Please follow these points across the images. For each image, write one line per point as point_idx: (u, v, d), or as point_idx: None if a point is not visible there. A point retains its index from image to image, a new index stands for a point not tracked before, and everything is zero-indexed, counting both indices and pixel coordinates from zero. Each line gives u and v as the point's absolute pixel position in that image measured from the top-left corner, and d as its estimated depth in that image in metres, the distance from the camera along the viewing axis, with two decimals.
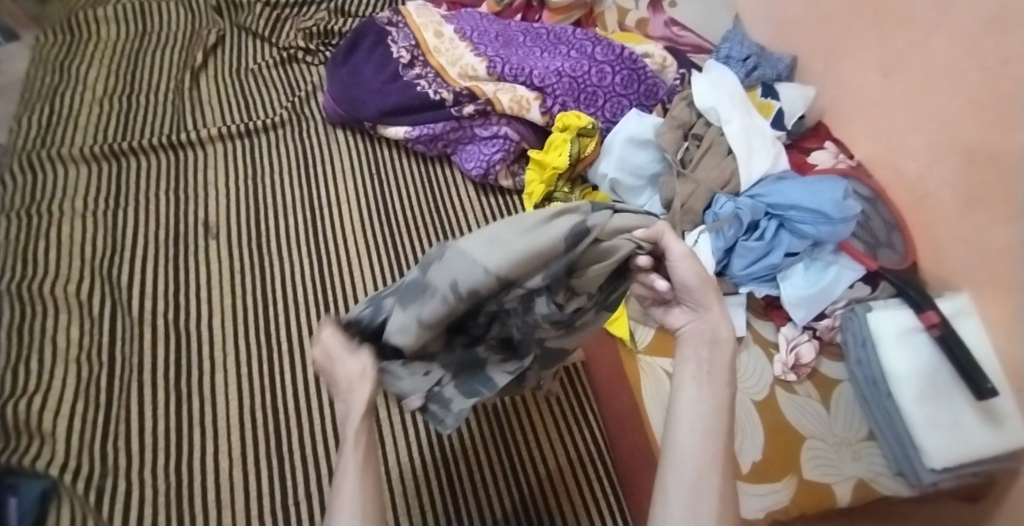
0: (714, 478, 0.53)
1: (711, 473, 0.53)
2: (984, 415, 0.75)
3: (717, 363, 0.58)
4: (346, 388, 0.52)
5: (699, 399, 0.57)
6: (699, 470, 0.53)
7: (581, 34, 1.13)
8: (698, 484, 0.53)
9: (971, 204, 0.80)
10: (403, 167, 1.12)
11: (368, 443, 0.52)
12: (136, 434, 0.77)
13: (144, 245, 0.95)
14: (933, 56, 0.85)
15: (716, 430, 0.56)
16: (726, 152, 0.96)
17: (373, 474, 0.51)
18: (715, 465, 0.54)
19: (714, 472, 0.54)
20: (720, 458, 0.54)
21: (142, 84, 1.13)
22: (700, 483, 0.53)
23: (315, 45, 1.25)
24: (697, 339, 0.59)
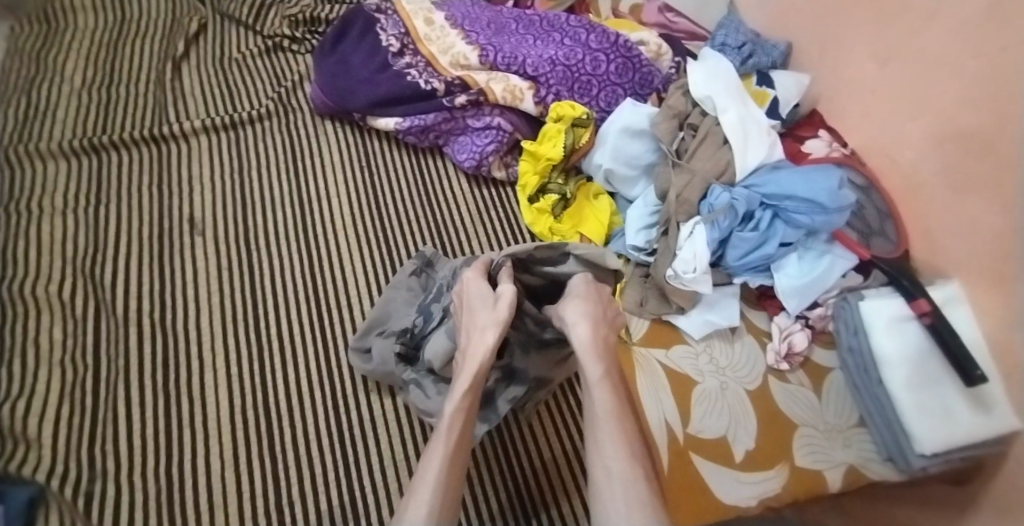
0: (614, 466, 0.68)
1: (613, 462, 0.68)
2: (973, 401, 0.76)
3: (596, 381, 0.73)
4: (467, 362, 0.71)
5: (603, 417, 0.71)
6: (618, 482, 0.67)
7: (575, 21, 1.11)
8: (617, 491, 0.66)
9: (964, 193, 0.80)
10: (394, 159, 1.10)
11: (461, 431, 0.67)
12: (128, 437, 0.77)
13: (129, 243, 0.93)
14: (930, 43, 0.84)
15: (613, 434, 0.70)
16: (723, 141, 0.95)
17: (455, 464, 0.65)
18: (620, 471, 0.67)
19: (620, 471, 0.67)
20: (624, 456, 0.68)
21: (121, 74, 1.09)
22: (615, 481, 0.67)
23: (300, 32, 1.22)
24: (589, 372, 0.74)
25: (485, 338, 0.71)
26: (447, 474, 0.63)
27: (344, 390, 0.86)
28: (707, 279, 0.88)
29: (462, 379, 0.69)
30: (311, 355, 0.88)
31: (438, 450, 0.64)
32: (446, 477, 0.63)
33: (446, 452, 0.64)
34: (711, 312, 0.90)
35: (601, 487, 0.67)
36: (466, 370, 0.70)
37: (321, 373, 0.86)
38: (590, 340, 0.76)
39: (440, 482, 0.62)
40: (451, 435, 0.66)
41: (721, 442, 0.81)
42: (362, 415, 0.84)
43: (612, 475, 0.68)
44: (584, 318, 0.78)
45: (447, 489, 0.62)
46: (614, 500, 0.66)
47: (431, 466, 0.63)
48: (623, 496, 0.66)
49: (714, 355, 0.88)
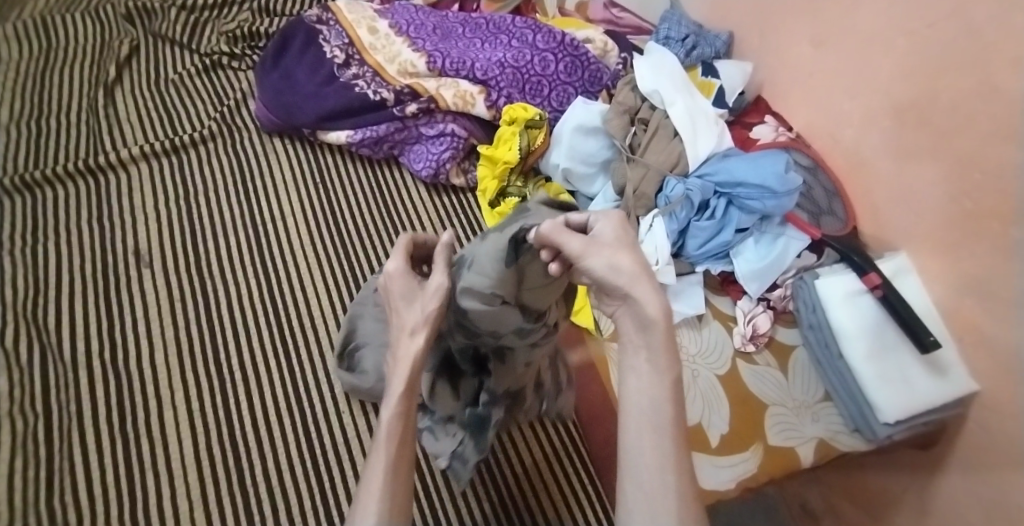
0: (670, 477, 0.51)
1: (669, 463, 0.52)
2: (929, 365, 0.79)
3: (661, 366, 0.54)
4: (398, 364, 0.63)
5: (659, 399, 0.53)
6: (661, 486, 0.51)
7: (520, 22, 1.11)
8: (655, 490, 0.51)
9: (906, 166, 0.83)
10: (348, 172, 1.08)
11: (403, 433, 0.60)
12: (86, 486, 0.72)
13: (72, 282, 0.88)
14: (863, 25, 0.87)
15: (666, 424, 0.53)
16: (674, 134, 0.96)
17: (403, 467, 0.58)
18: (670, 461, 0.52)
19: (668, 464, 0.52)
20: (672, 448, 0.52)
21: (50, 103, 1.04)
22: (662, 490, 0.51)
23: (239, 49, 1.18)
24: (631, 321, 0.55)
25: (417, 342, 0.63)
26: (394, 479, 0.57)
27: (315, 414, 0.84)
28: (672, 270, 0.89)
29: (395, 381, 0.62)
30: (278, 381, 0.85)
31: (380, 456, 0.58)
32: (393, 480, 0.56)
33: (388, 458, 0.58)
34: (677, 303, 0.92)
35: (638, 485, 0.52)
36: (397, 373, 0.62)
37: (290, 399, 0.84)
38: (659, 311, 0.54)
39: (388, 491, 0.55)
40: (393, 440, 0.59)
41: (696, 429, 0.83)
42: (336, 437, 0.82)
43: (663, 484, 0.51)
44: (645, 275, 0.55)
45: (396, 489, 0.56)
46: (654, 509, 0.50)
47: (372, 472, 0.57)
48: (675, 501, 0.50)
49: (683, 344, 0.90)
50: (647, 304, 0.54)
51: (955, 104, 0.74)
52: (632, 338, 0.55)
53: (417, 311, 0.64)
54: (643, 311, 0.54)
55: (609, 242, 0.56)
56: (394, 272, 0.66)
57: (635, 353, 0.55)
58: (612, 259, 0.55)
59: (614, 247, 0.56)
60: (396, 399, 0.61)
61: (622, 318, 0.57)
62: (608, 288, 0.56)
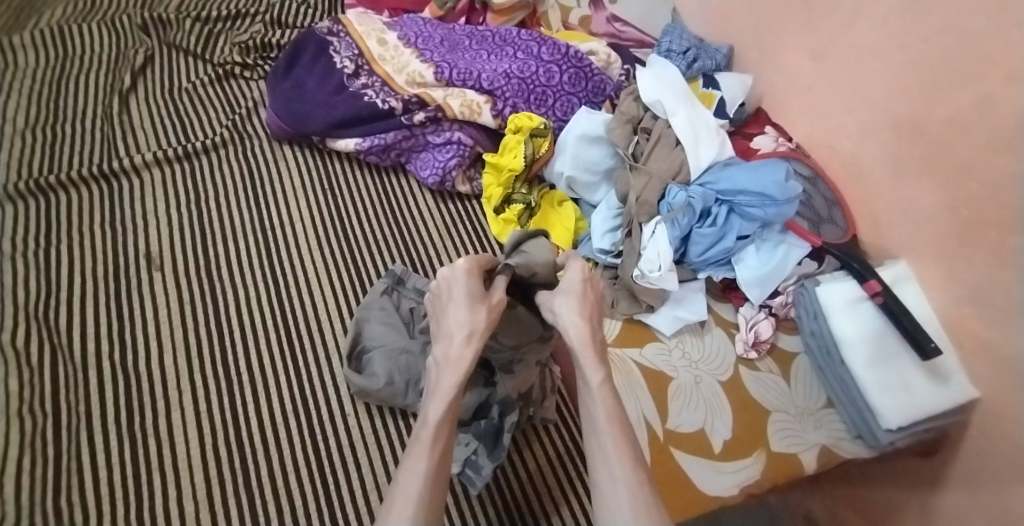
0: (618, 471, 0.62)
1: (615, 465, 0.62)
2: (930, 372, 0.79)
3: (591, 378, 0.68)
4: (448, 367, 0.67)
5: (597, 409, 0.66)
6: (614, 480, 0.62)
7: (525, 35, 1.14)
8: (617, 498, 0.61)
9: (904, 175, 0.85)
10: (356, 179, 1.10)
11: (445, 440, 0.64)
12: (93, 486, 0.73)
13: (83, 285, 0.89)
14: (860, 37, 0.89)
15: (606, 427, 0.65)
16: (675, 143, 0.98)
17: (440, 471, 0.62)
18: (619, 470, 0.62)
19: (618, 472, 0.62)
20: (617, 458, 0.63)
21: (67, 110, 1.06)
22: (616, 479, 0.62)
23: (252, 59, 1.21)
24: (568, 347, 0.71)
25: (472, 346, 0.67)
26: (431, 483, 0.61)
27: (320, 416, 0.84)
28: (673, 276, 0.90)
29: (445, 387, 0.66)
30: (285, 383, 0.86)
31: (421, 461, 0.61)
32: (431, 484, 0.60)
33: (430, 464, 0.61)
34: (680, 308, 0.93)
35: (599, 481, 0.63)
36: (446, 379, 0.66)
37: (296, 401, 0.85)
38: (582, 337, 0.69)
39: (424, 498, 0.59)
40: (435, 445, 0.63)
41: (699, 434, 0.83)
42: (341, 440, 0.83)
43: (615, 491, 0.61)
44: (576, 312, 0.70)
45: (433, 493, 0.60)
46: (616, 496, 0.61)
47: (413, 475, 0.60)
48: (626, 497, 0.60)
49: (686, 350, 0.91)
50: (573, 332, 0.69)
51: (952, 115, 0.76)
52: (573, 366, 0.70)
53: (465, 315, 0.68)
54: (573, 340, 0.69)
55: (563, 297, 0.72)
56: (459, 274, 0.69)
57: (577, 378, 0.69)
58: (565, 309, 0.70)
59: (570, 298, 0.71)
60: (443, 403, 0.65)
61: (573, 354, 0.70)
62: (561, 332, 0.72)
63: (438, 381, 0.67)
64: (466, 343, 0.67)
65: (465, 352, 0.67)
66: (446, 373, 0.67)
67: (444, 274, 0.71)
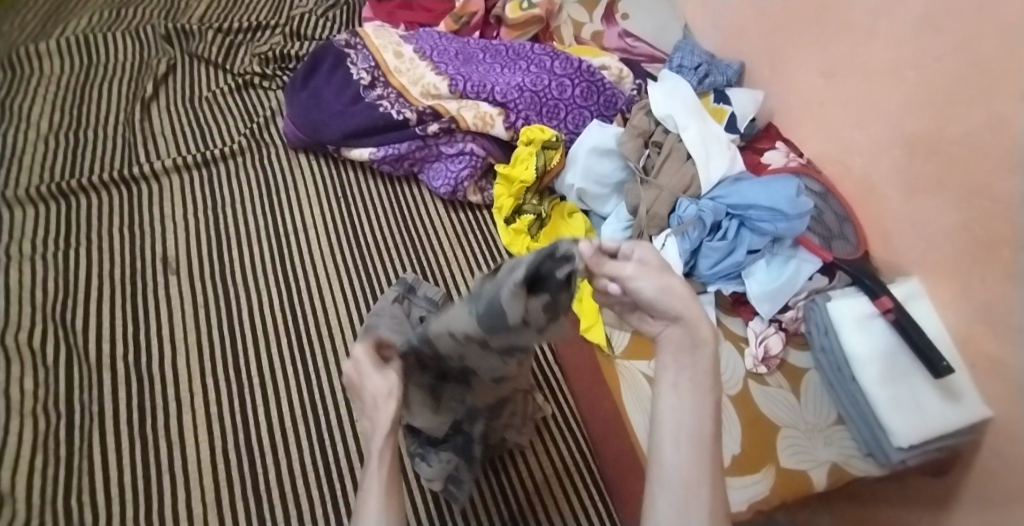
0: (704, 491, 0.56)
1: (702, 475, 0.56)
2: (944, 392, 0.78)
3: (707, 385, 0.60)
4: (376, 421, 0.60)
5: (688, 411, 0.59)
6: (687, 482, 0.56)
7: (539, 49, 1.15)
8: (686, 496, 0.55)
9: (916, 193, 0.85)
10: (369, 188, 1.11)
11: (393, 461, 0.59)
12: (105, 485, 0.74)
13: (101, 287, 0.91)
14: (872, 55, 0.90)
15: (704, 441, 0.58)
16: (686, 157, 0.99)
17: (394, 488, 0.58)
18: (706, 471, 0.57)
19: (705, 476, 0.56)
20: (708, 462, 0.57)
21: (90, 117, 1.08)
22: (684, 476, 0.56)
23: (270, 69, 1.23)
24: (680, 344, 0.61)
25: (391, 405, 0.59)
26: (388, 499, 0.57)
27: (329, 420, 0.85)
28: (683, 288, 0.90)
29: (375, 436, 0.59)
30: (294, 386, 0.87)
31: (375, 478, 0.58)
32: (387, 501, 0.57)
33: (383, 480, 0.58)
34: None
35: (670, 483, 0.56)
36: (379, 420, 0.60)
37: (305, 405, 0.85)
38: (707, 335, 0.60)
39: (381, 513, 0.56)
40: (385, 467, 0.59)
41: None
42: (348, 444, 0.83)
43: (694, 490, 0.56)
44: (691, 302, 0.60)
45: (390, 508, 0.57)
46: (685, 500, 0.55)
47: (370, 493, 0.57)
48: (705, 496, 0.55)
49: None
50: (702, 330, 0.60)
51: (965, 134, 0.76)
52: (676, 366, 0.61)
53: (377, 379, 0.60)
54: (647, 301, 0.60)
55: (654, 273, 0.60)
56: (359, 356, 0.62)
57: (678, 377, 0.61)
58: (660, 284, 0.60)
59: (658, 274, 0.60)
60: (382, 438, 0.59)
61: (667, 337, 0.62)
62: (659, 310, 0.61)
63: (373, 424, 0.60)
64: (388, 397, 0.60)
65: (388, 410, 0.59)
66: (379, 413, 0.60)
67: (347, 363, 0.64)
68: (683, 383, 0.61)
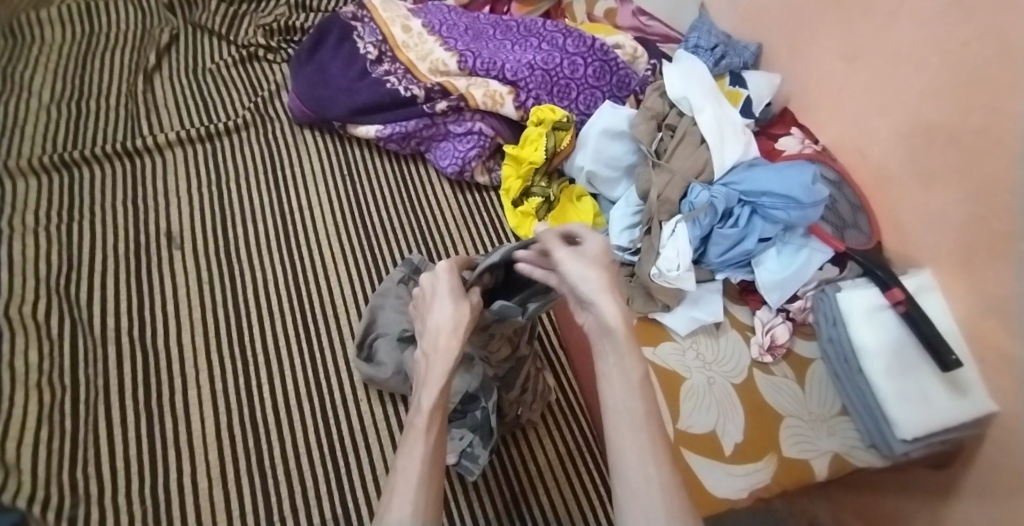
0: (652, 469, 0.54)
1: (648, 459, 0.55)
2: (949, 385, 0.78)
3: (626, 361, 0.58)
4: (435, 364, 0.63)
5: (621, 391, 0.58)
6: (637, 471, 0.54)
7: (551, 26, 1.12)
8: (640, 481, 0.54)
9: (933, 184, 0.83)
10: (375, 166, 1.10)
11: (439, 425, 0.62)
12: (110, 459, 0.74)
13: (104, 261, 0.90)
14: (894, 39, 0.87)
15: (641, 419, 0.57)
16: (700, 141, 0.96)
17: (437, 457, 0.60)
18: (648, 453, 0.55)
19: (648, 458, 0.55)
20: (649, 442, 0.55)
21: (91, 88, 1.06)
22: (638, 467, 0.55)
23: (275, 42, 1.21)
24: (596, 331, 0.60)
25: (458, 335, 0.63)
26: (429, 468, 0.58)
27: (333, 399, 0.85)
28: (691, 276, 0.89)
29: (429, 387, 0.62)
30: (299, 365, 0.87)
31: (419, 444, 0.59)
32: (429, 467, 0.58)
33: (427, 446, 0.59)
34: (696, 309, 0.92)
35: (624, 478, 0.55)
36: (436, 367, 0.63)
37: (309, 384, 0.85)
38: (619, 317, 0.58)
39: (423, 481, 0.57)
40: (431, 430, 0.61)
41: (710, 436, 0.83)
42: (352, 424, 0.83)
43: (644, 474, 0.54)
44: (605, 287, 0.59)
45: (432, 479, 0.58)
46: (638, 492, 0.53)
47: (412, 458, 0.58)
48: (655, 481, 0.54)
49: (700, 351, 0.90)
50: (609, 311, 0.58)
51: (986, 123, 0.74)
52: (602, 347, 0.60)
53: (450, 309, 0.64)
54: (585, 279, 0.59)
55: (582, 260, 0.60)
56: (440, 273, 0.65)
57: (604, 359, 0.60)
58: (583, 272, 0.59)
59: (587, 261, 0.60)
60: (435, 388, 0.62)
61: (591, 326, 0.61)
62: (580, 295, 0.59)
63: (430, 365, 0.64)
64: (452, 336, 0.63)
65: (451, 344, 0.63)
66: (437, 355, 0.63)
67: (425, 276, 0.67)
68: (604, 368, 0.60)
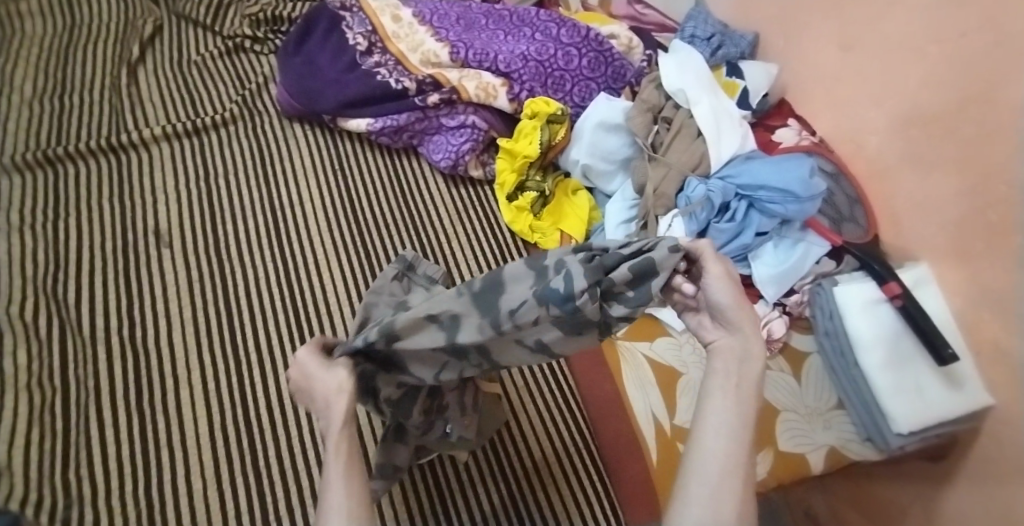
0: (735, 479, 0.48)
1: (732, 462, 0.48)
2: (945, 378, 0.77)
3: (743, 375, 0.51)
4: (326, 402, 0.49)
5: (727, 400, 0.51)
6: (723, 476, 0.48)
7: (545, 15, 1.10)
8: (719, 483, 0.48)
9: (931, 176, 0.82)
10: (367, 160, 1.08)
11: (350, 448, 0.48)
12: (101, 461, 0.73)
13: (90, 259, 0.88)
14: (894, 28, 0.85)
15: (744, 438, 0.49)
16: (697, 134, 0.96)
17: (356, 473, 0.47)
18: (739, 462, 0.49)
19: (738, 468, 0.48)
20: (745, 455, 0.49)
21: (73, 81, 1.04)
22: (724, 478, 0.48)
23: (262, 32, 1.18)
24: (728, 349, 0.52)
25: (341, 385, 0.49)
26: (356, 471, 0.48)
27: None
28: None
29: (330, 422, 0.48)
30: (291, 363, 0.86)
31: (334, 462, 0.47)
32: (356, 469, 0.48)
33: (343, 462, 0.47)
34: None
35: (706, 484, 0.48)
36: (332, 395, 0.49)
37: None
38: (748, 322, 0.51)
39: (355, 480, 0.48)
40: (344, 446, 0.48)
41: None
42: None
43: (715, 479, 0.48)
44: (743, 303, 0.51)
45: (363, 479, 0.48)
46: (716, 498, 0.47)
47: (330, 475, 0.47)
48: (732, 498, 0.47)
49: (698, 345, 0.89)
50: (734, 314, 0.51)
51: (986, 114, 0.72)
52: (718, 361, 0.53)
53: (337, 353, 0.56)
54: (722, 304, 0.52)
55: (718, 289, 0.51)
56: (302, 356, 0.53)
57: (722, 367, 0.52)
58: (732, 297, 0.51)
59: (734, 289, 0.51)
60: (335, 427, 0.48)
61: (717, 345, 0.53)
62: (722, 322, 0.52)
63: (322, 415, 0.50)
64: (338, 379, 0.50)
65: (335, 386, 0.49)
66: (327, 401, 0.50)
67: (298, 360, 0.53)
68: (719, 371, 0.52)
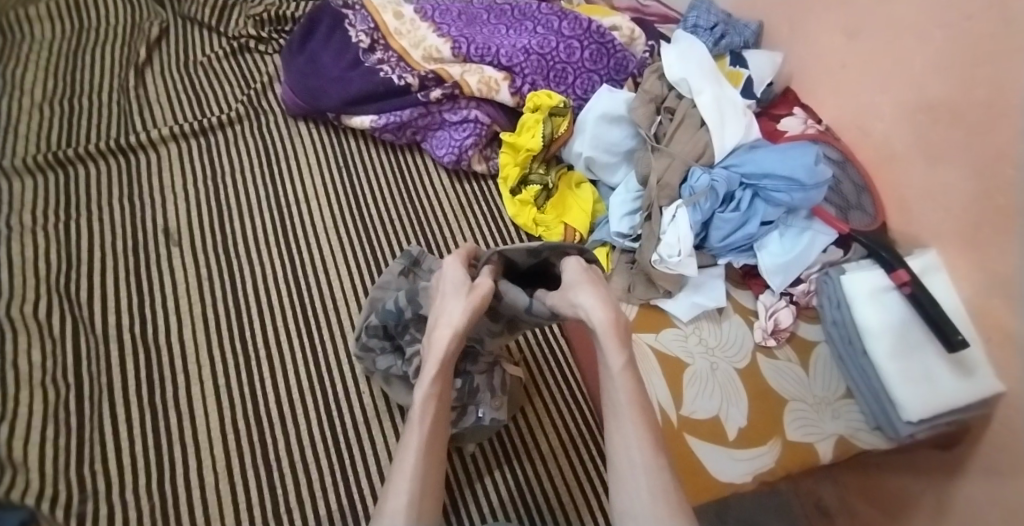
0: (637, 456, 0.63)
1: (636, 445, 0.63)
2: (955, 366, 0.76)
3: (613, 363, 0.66)
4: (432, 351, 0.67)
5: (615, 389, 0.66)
6: (630, 456, 0.63)
7: (546, 8, 1.10)
8: (631, 465, 0.63)
9: (938, 162, 0.81)
10: (372, 157, 1.09)
11: (436, 414, 0.65)
12: (116, 457, 0.75)
13: (102, 259, 0.90)
14: (899, 13, 0.85)
15: (627, 414, 0.65)
16: (700, 124, 0.95)
17: (433, 446, 0.64)
18: (647, 458, 0.62)
19: (635, 445, 0.63)
20: (636, 433, 0.64)
21: (82, 84, 1.05)
22: (631, 454, 0.63)
23: (267, 32, 1.19)
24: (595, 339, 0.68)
25: (452, 326, 0.66)
26: (427, 455, 0.63)
27: (336, 392, 0.85)
28: (693, 261, 0.88)
29: (424, 380, 0.66)
30: (299, 359, 0.87)
31: (414, 434, 0.64)
32: (425, 457, 0.62)
33: (421, 435, 0.63)
34: (698, 294, 0.91)
35: (620, 467, 0.64)
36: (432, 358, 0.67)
37: (311, 378, 0.85)
38: (605, 321, 0.67)
39: (419, 472, 0.61)
40: (426, 419, 0.65)
41: (714, 421, 0.82)
42: (355, 418, 0.83)
43: (631, 460, 0.63)
44: (597, 300, 0.67)
45: (428, 466, 0.62)
46: (633, 481, 0.62)
47: (409, 449, 0.63)
48: (645, 485, 0.61)
49: (703, 336, 0.90)
50: (596, 316, 0.66)
51: (992, 97, 0.72)
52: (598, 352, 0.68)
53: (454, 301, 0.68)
54: (595, 324, 0.67)
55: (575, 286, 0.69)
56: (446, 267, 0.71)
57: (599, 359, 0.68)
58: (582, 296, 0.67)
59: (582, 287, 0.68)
60: (430, 381, 0.66)
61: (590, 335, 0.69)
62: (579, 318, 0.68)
63: (428, 353, 0.67)
64: (449, 328, 0.66)
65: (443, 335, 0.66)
66: (435, 342, 0.67)
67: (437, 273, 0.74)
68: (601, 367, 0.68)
